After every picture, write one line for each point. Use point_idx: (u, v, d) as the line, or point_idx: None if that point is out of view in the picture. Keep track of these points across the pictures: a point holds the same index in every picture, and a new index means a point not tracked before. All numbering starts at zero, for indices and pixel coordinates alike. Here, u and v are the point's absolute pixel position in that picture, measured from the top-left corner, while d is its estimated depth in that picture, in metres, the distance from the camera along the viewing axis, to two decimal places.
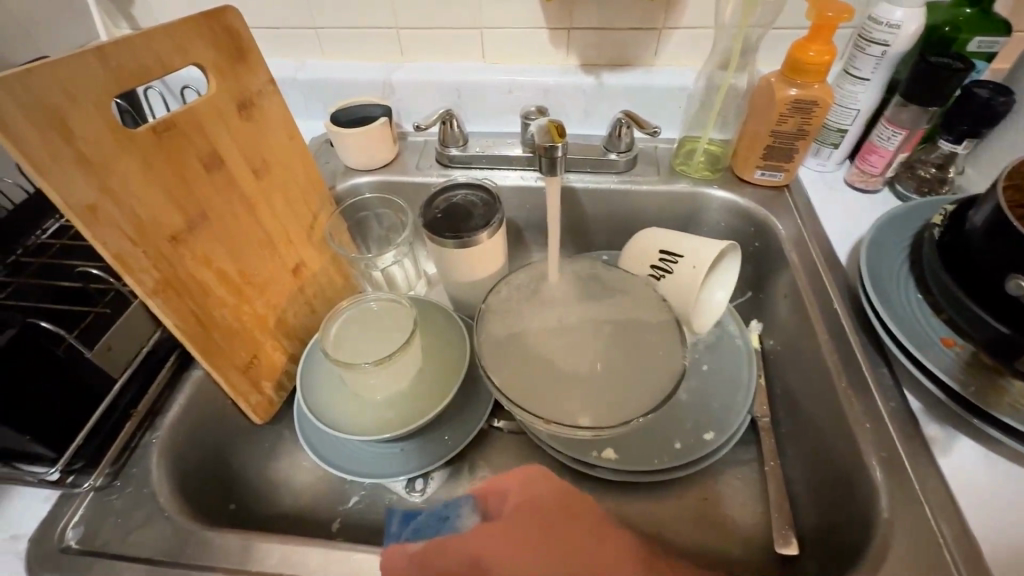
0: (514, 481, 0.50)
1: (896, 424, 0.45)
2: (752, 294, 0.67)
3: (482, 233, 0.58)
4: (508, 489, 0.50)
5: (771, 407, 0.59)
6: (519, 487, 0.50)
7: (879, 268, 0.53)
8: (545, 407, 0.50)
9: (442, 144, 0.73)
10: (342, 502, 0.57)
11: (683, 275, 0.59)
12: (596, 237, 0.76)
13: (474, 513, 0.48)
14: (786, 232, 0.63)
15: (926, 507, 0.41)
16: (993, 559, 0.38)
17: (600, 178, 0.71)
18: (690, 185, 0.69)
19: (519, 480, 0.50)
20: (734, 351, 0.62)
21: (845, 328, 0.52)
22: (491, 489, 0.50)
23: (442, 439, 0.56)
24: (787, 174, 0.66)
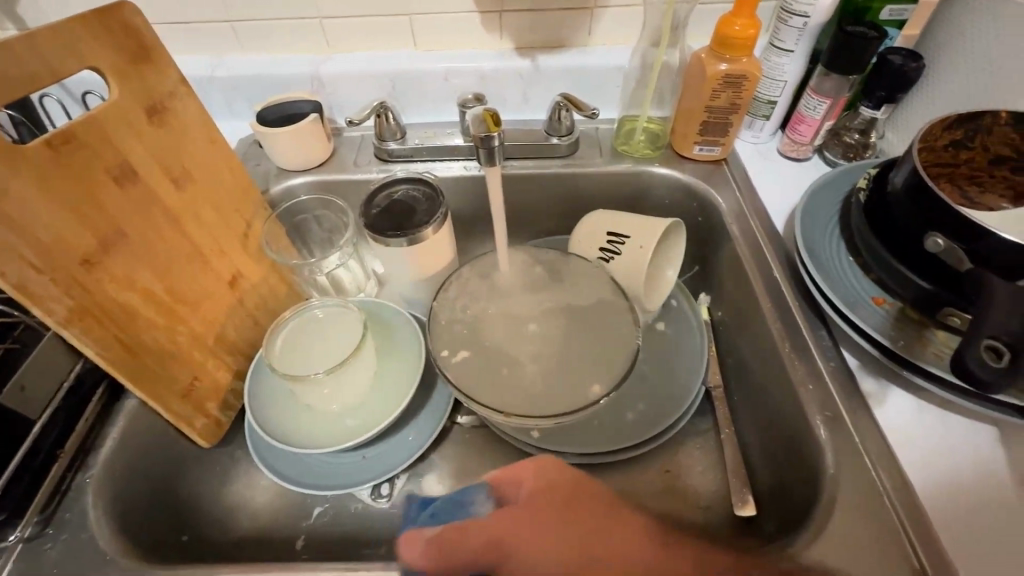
0: (532, 468, 0.40)
1: (836, 382, 0.47)
2: (699, 268, 0.69)
3: (428, 229, 0.56)
4: (525, 476, 0.40)
5: (723, 377, 0.61)
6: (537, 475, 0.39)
7: (812, 233, 0.56)
8: (503, 403, 0.51)
9: (379, 138, 0.70)
10: (305, 517, 0.55)
11: (631, 256, 0.60)
12: (545, 222, 0.75)
13: (490, 500, 0.40)
14: (726, 205, 0.64)
15: (869, 459, 0.43)
16: (927, 499, 0.41)
17: (544, 163, 0.70)
18: (631, 165, 0.70)
19: (537, 466, 0.40)
20: (686, 324, 0.63)
21: (784, 293, 0.54)
22: (507, 476, 0.41)
23: (405, 441, 0.55)
24: (724, 148, 0.67)
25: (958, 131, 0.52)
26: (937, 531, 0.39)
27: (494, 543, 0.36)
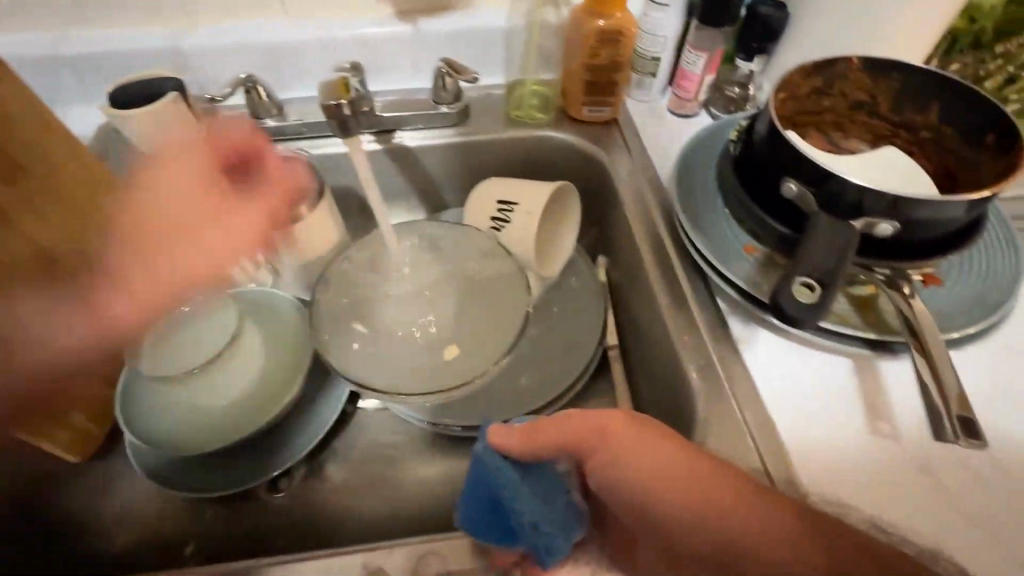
0: (611, 421, 0.38)
1: (709, 330, 0.49)
2: (597, 231, 0.69)
3: (304, 206, 0.54)
4: (619, 424, 0.38)
5: (619, 335, 0.62)
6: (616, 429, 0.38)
7: (690, 188, 0.57)
8: (393, 382, 0.50)
9: (254, 115, 0.65)
10: (195, 522, 0.52)
11: (520, 223, 0.59)
12: (445, 195, 0.73)
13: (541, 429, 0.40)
14: (616, 166, 0.64)
15: (734, 401, 0.45)
16: (787, 432, 0.43)
17: (435, 133, 0.68)
18: (524, 130, 0.68)
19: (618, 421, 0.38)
20: (583, 287, 0.63)
21: (666, 248, 0.55)
22: (587, 422, 0.38)
23: (294, 436, 0.54)
24: (613, 108, 0.67)
25: (817, 78, 0.53)
26: (792, 462, 0.42)
27: (579, 443, 0.38)
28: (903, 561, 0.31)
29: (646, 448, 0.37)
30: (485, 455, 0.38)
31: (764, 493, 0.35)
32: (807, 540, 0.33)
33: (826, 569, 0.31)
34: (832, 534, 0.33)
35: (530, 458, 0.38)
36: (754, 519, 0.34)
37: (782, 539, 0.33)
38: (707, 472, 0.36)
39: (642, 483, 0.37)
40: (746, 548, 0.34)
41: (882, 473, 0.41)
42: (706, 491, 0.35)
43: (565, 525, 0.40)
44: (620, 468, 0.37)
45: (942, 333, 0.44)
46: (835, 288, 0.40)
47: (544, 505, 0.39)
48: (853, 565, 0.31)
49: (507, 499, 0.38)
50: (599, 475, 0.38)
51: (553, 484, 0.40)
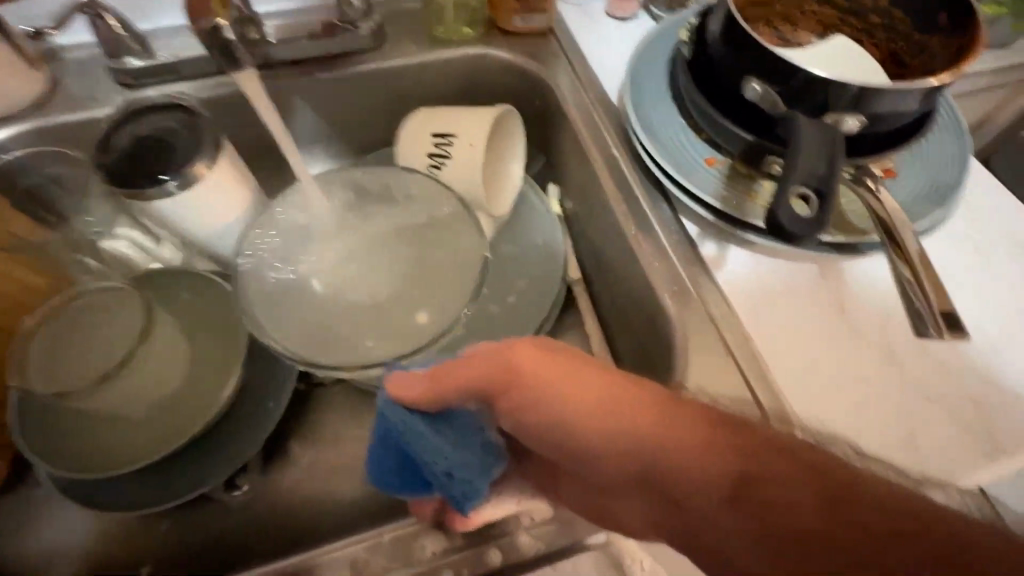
0: (528, 354, 0.34)
1: (678, 253, 0.47)
2: (545, 158, 0.63)
3: (196, 164, 0.43)
4: (536, 359, 0.34)
5: (582, 268, 0.59)
6: (535, 362, 0.34)
7: (643, 102, 0.52)
8: (350, 356, 0.44)
9: (110, 55, 0.52)
10: (146, 541, 0.47)
11: (462, 158, 0.52)
12: (370, 134, 0.64)
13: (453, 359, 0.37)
14: (558, 82, 0.58)
15: (711, 324, 0.43)
16: (763, 346, 0.43)
17: (346, 61, 0.58)
18: (450, 50, 0.59)
19: (537, 354, 0.34)
20: (538, 223, 0.59)
21: (625, 170, 0.51)
22: (497, 358, 0.34)
23: (244, 430, 0.48)
24: (547, 16, 0.59)
25: None
26: (772, 376, 0.41)
27: (490, 385, 0.34)
28: (818, 455, 0.29)
29: (566, 377, 0.34)
30: (385, 407, 0.34)
31: (686, 407, 0.32)
32: (727, 448, 0.30)
33: (745, 474, 0.29)
34: (752, 437, 0.30)
35: (434, 405, 0.34)
36: (675, 435, 0.31)
37: (700, 451, 0.30)
38: (631, 394, 0.33)
39: (564, 415, 0.33)
40: (669, 467, 0.30)
41: (854, 372, 0.42)
42: (627, 413, 0.32)
43: (485, 471, 0.37)
44: (538, 403, 0.33)
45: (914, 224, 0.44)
46: (836, 196, 0.37)
47: (455, 453, 0.36)
48: (777, 471, 0.28)
49: (414, 451, 0.36)
50: (511, 415, 0.35)
51: (468, 429, 0.37)
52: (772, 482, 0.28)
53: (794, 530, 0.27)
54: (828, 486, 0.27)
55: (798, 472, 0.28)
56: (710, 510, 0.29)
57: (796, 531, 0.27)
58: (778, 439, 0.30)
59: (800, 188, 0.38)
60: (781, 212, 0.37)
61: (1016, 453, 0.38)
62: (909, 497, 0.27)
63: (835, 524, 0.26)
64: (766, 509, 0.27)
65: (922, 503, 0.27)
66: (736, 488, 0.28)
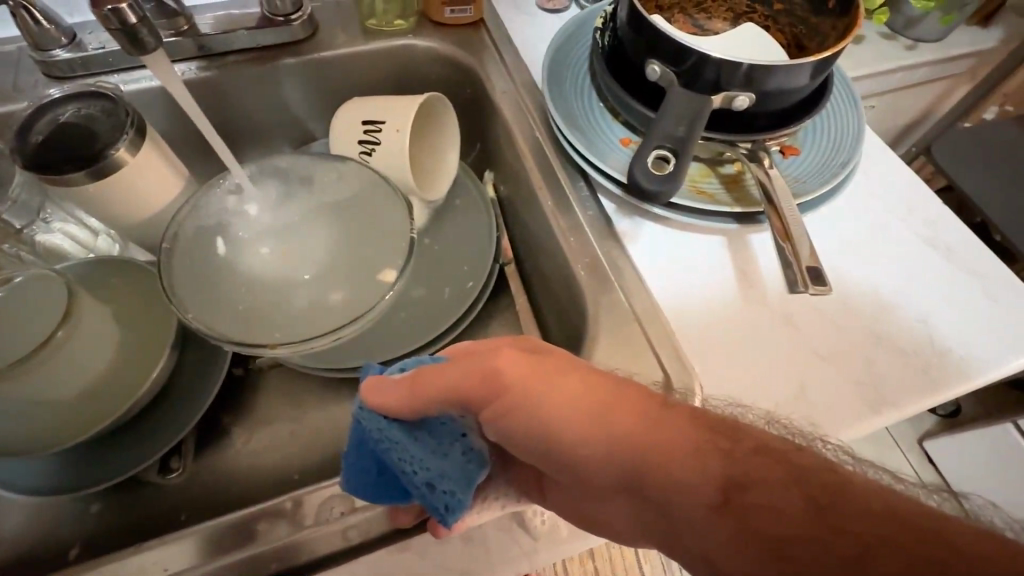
0: (511, 358, 0.34)
1: (594, 229, 0.49)
2: (481, 147, 0.65)
3: (117, 148, 0.44)
4: (515, 361, 0.33)
5: (515, 251, 0.61)
6: (518, 364, 0.34)
7: (563, 88, 0.54)
8: (279, 335, 0.46)
9: (36, 46, 0.52)
10: (75, 524, 0.47)
11: (389, 143, 0.54)
12: (309, 125, 0.65)
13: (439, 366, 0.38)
14: (488, 71, 0.60)
15: (622, 294, 0.45)
16: (670, 313, 0.45)
17: (279, 53, 0.59)
18: (382, 41, 0.61)
19: (518, 356, 0.34)
20: (471, 208, 0.61)
21: (548, 154, 0.53)
22: (479, 361, 0.34)
23: (177, 412, 0.49)
24: (476, 8, 0.61)
25: None
26: (680, 341, 0.44)
27: (471, 391, 0.34)
28: (804, 457, 0.30)
29: (548, 380, 0.33)
30: (362, 415, 0.36)
31: (673, 412, 0.32)
32: (713, 450, 0.30)
33: (731, 478, 0.29)
34: (739, 439, 0.30)
35: (412, 412, 0.35)
36: (663, 437, 0.31)
37: (687, 457, 0.30)
38: (616, 396, 0.33)
39: (548, 422, 0.32)
40: (657, 474, 0.30)
41: (756, 336, 0.44)
42: (614, 418, 0.32)
43: (467, 482, 0.35)
44: (519, 409, 0.33)
45: (795, 198, 0.47)
46: (687, 160, 0.43)
47: (434, 462, 0.35)
48: (763, 474, 0.29)
49: (391, 459, 0.35)
50: (498, 423, 0.34)
51: (447, 436, 0.36)
52: (759, 486, 0.28)
53: (777, 534, 0.27)
54: (809, 487, 0.28)
55: (785, 476, 0.29)
56: (693, 517, 0.29)
57: (779, 533, 0.27)
58: (764, 441, 0.31)
59: (659, 147, 0.44)
60: (642, 176, 0.44)
61: (899, 403, 0.42)
62: (896, 497, 0.27)
63: (820, 530, 0.27)
64: (749, 514, 0.28)
65: (907, 502, 0.27)
66: (723, 493, 0.29)
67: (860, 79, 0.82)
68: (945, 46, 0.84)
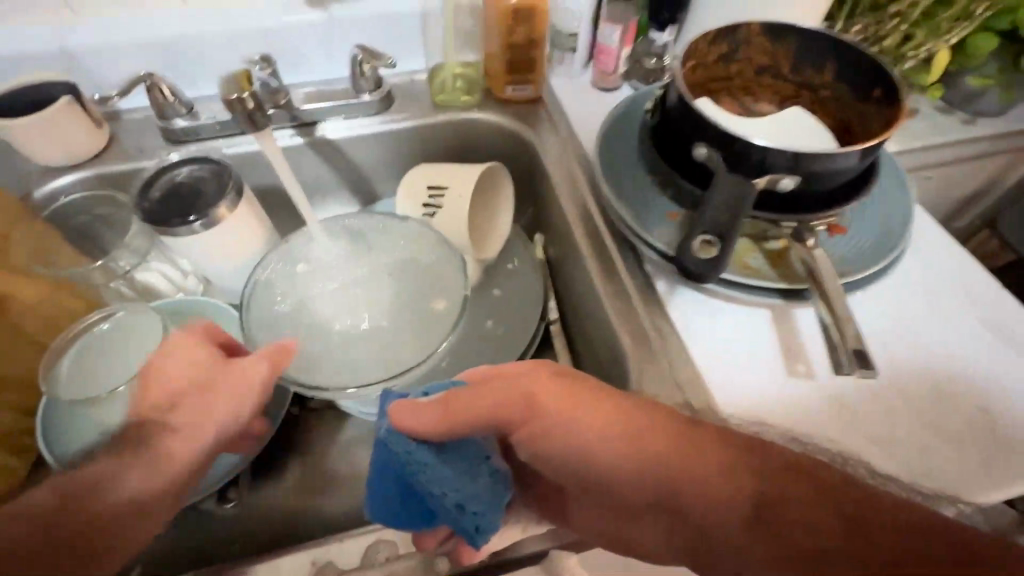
0: (542, 382, 0.39)
1: (638, 296, 0.51)
2: (533, 211, 0.70)
3: (220, 205, 0.51)
4: (547, 389, 0.39)
5: (561, 311, 0.63)
6: (550, 388, 0.39)
7: (614, 161, 0.57)
8: (340, 379, 0.50)
9: (161, 116, 0.61)
10: (140, 544, 0.51)
11: (450, 208, 0.59)
12: (378, 186, 0.72)
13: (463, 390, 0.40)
14: (543, 144, 0.65)
15: (663, 361, 0.47)
16: (715, 383, 0.46)
17: (360, 124, 0.66)
18: (449, 114, 0.67)
19: (548, 381, 0.40)
20: (521, 268, 0.64)
21: (597, 222, 0.57)
22: (517, 388, 0.39)
23: (239, 445, 0.53)
24: (535, 87, 0.67)
25: (723, 45, 0.56)
26: (720, 410, 0.44)
27: (512, 415, 0.38)
28: (822, 476, 0.34)
29: (579, 404, 0.39)
30: (390, 438, 0.36)
31: (701, 432, 0.37)
32: (740, 467, 0.35)
33: (760, 494, 0.34)
34: (762, 457, 0.36)
35: (443, 437, 0.36)
36: (692, 458, 0.36)
37: (721, 475, 0.35)
38: (645, 421, 0.38)
39: (587, 442, 0.38)
40: (687, 488, 0.36)
41: (800, 413, 0.44)
42: (650, 439, 0.37)
43: (494, 503, 0.38)
44: (565, 432, 0.38)
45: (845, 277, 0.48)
46: (733, 241, 0.45)
47: (463, 486, 0.37)
48: (790, 491, 0.34)
49: (418, 481, 0.36)
50: (533, 440, 0.39)
51: (473, 459, 0.39)
52: (787, 503, 0.33)
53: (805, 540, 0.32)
54: (835, 501, 0.33)
55: (811, 494, 0.34)
56: (727, 527, 0.34)
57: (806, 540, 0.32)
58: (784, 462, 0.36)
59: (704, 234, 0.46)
60: (686, 256, 0.47)
61: (966, 486, 0.41)
62: (901, 506, 0.32)
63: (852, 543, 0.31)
64: (781, 527, 0.33)
65: (919, 512, 0.32)
66: (755, 508, 0.34)
67: (921, 154, 0.82)
68: (1014, 123, 0.83)
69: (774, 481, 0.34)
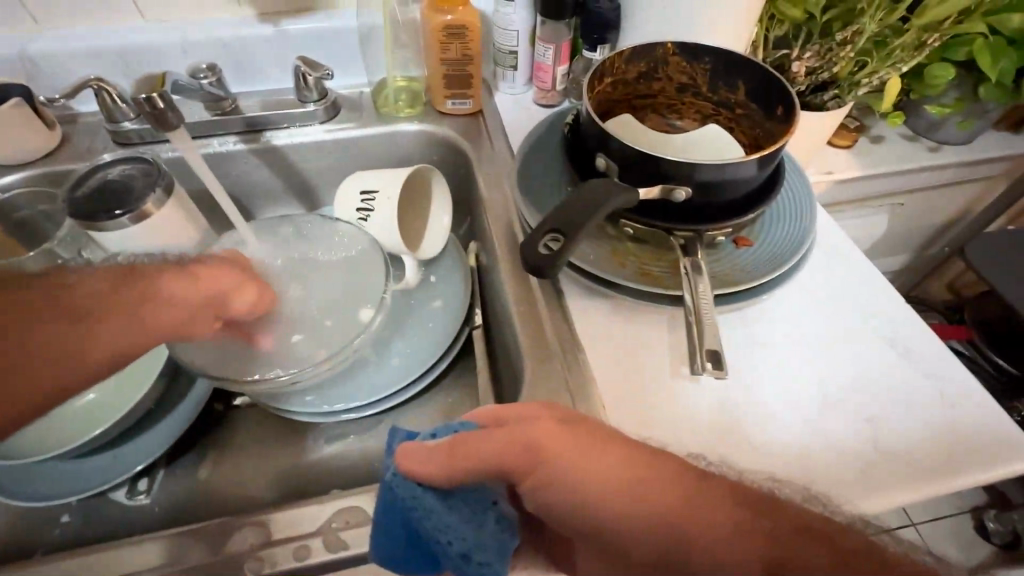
0: (543, 420, 0.34)
1: (545, 300, 0.52)
2: (469, 220, 0.72)
3: (148, 200, 0.54)
4: (544, 426, 0.33)
5: (487, 318, 0.65)
6: (548, 422, 0.33)
7: (531, 171, 0.59)
8: (253, 372, 0.52)
9: (109, 117, 0.64)
10: (47, 530, 0.52)
11: (384, 212, 0.60)
12: (323, 194, 0.74)
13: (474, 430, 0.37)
14: (477, 155, 0.67)
15: (559, 364, 0.48)
16: (606, 387, 0.46)
17: (303, 131, 0.69)
18: (389, 125, 0.70)
19: (552, 419, 0.34)
20: (451, 274, 0.66)
21: (516, 231, 0.58)
22: (515, 426, 0.34)
23: (151, 436, 0.54)
24: (474, 101, 0.70)
25: (640, 64, 0.58)
26: (607, 413, 0.45)
27: (508, 461, 0.33)
28: (847, 537, 0.27)
29: (579, 445, 0.32)
30: (395, 482, 0.35)
31: (708, 481, 0.30)
32: (754, 529, 0.27)
33: (776, 560, 0.26)
34: (782, 514, 0.28)
35: (448, 483, 0.34)
36: (697, 511, 0.28)
37: (728, 535, 0.28)
38: (648, 466, 0.31)
39: (580, 493, 0.31)
40: (689, 550, 0.28)
41: (688, 418, 0.44)
42: (648, 488, 0.30)
43: (502, 551, 0.35)
44: (558, 479, 0.31)
45: (739, 285, 0.49)
46: (575, 242, 0.43)
47: (470, 535, 0.35)
48: (808, 556, 0.26)
49: (423, 528, 0.35)
50: (533, 493, 0.32)
51: (482, 506, 0.35)
52: (802, 572, 0.26)
53: None
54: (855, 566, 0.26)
55: (829, 556, 0.26)
56: None
57: None
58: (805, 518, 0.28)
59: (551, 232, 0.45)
60: (526, 251, 0.45)
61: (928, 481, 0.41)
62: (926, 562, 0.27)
63: None
64: None
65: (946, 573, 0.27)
66: None
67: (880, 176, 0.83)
68: (972, 150, 0.85)
69: (791, 544, 0.27)
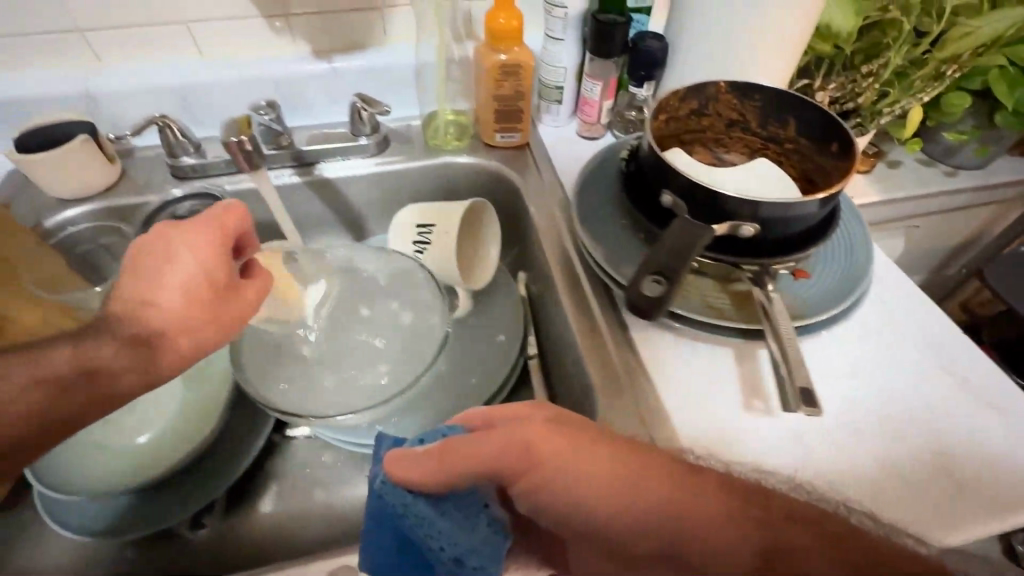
0: (537, 420, 0.35)
1: (609, 333, 0.53)
2: (517, 250, 0.73)
3: None
4: (536, 429, 0.34)
5: (540, 347, 0.65)
6: (546, 423, 0.35)
7: (589, 204, 0.60)
8: (322, 407, 0.52)
9: (170, 152, 0.65)
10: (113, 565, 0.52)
11: (438, 246, 0.61)
12: (371, 224, 0.76)
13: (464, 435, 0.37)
14: (527, 187, 0.69)
15: (630, 398, 0.48)
16: (680, 419, 0.47)
17: (356, 164, 0.71)
18: (440, 157, 0.72)
19: (548, 420, 0.35)
20: (503, 304, 0.67)
21: (574, 262, 0.59)
22: (506, 429, 0.34)
23: (215, 472, 0.54)
24: (523, 134, 0.72)
25: (694, 102, 0.59)
26: (682, 446, 0.45)
27: (503, 466, 0.33)
28: (835, 526, 0.30)
29: (574, 446, 0.34)
30: (386, 490, 0.35)
31: (700, 475, 0.32)
32: (745, 517, 0.30)
33: (768, 547, 0.29)
34: (773, 503, 0.31)
35: (438, 488, 0.33)
36: (694, 506, 0.31)
37: (721, 523, 0.30)
38: (645, 463, 0.33)
39: (583, 495, 0.33)
40: (687, 541, 0.30)
41: (763, 452, 0.45)
42: (649, 487, 0.32)
43: (495, 554, 0.35)
44: (562, 483, 0.33)
45: (806, 318, 0.50)
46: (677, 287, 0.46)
47: (464, 540, 0.35)
48: (796, 541, 0.29)
49: (417, 535, 0.35)
50: (530, 495, 0.33)
51: (471, 512, 0.35)
52: (795, 556, 0.28)
53: None
54: (846, 554, 0.28)
55: (817, 542, 0.29)
56: None
57: None
58: (793, 505, 0.31)
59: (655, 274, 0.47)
60: (633, 293, 0.48)
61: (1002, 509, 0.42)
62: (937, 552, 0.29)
63: None
64: None
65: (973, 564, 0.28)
66: (764, 561, 0.29)
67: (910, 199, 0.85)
68: (988, 175, 0.86)
69: (782, 531, 0.29)
